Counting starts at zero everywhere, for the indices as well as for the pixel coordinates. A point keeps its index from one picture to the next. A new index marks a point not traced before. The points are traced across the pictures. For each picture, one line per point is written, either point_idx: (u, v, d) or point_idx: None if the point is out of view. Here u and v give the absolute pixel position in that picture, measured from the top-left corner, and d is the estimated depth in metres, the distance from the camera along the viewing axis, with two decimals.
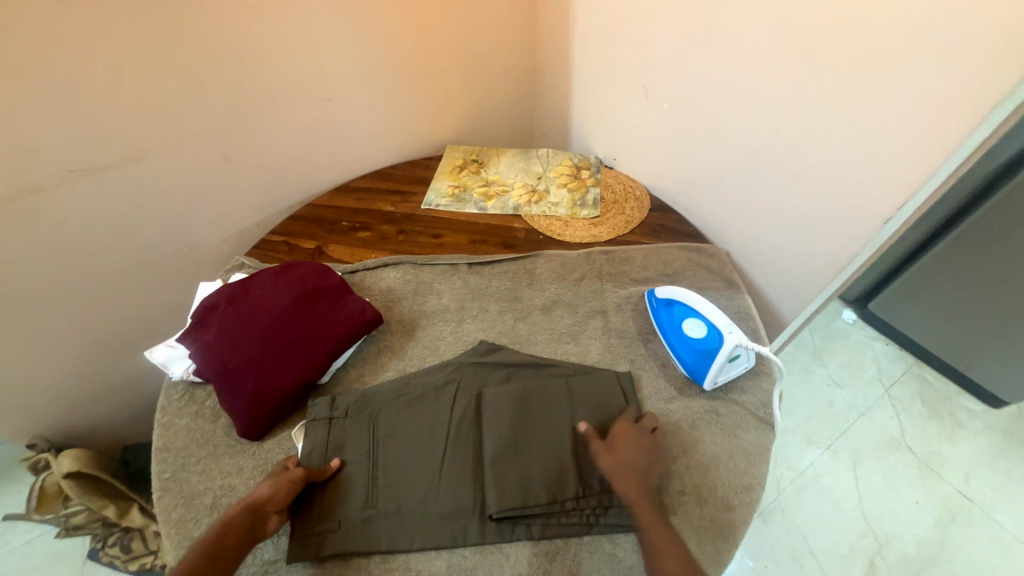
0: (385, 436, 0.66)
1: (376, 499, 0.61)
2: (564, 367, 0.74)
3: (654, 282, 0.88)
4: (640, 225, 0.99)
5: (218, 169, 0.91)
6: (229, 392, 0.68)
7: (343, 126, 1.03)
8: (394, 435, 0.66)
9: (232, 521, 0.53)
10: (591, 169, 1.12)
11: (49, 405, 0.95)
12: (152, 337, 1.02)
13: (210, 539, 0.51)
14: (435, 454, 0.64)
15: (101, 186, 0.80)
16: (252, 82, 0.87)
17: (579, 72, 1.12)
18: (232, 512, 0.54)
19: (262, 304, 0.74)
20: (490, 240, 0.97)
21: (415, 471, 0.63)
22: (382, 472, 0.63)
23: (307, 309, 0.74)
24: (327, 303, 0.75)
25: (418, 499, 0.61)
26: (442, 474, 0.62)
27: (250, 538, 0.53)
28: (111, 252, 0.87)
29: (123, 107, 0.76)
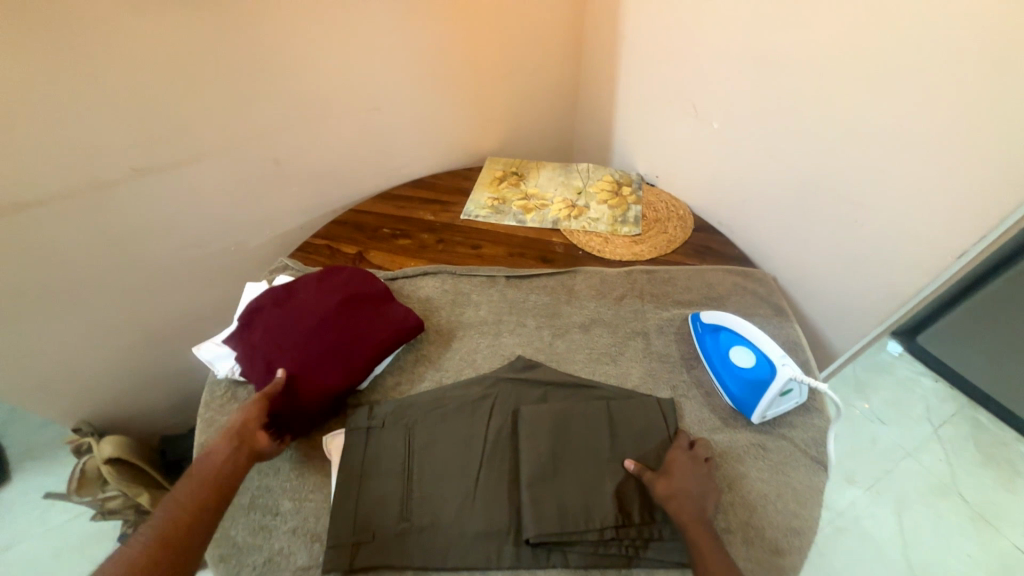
0: (421, 447, 0.65)
1: (410, 512, 0.60)
2: (603, 390, 0.72)
3: (697, 305, 0.86)
4: (683, 245, 0.97)
5: (269, 173, 0.94)
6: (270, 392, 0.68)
7: (389, 135, 1.05)
8: (430, 447, 0.65)
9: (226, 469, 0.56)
10: (633, 186, 1.10)
11: (97, 391, 0.99)
12: (196, 332, 1.06)
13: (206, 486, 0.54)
14: (471, 470, 0.63)
15: (162, 185, 0.84)
16: (307, 90, 0.90)
17: (623, 88, 1.11)
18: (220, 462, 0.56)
19: (307, 306, 0.75)
20: (529, 253, 0.96)
21: (450, 486, 0.62)
22: (416, 485, 0.62)
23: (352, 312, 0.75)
24: (369, 309, 0.76)
25: (453, 516, 0.59)
26: (477, 492, 0.61)
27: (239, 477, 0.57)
28: (165, 248, 0.90)
29: (187, 111, 0.80)
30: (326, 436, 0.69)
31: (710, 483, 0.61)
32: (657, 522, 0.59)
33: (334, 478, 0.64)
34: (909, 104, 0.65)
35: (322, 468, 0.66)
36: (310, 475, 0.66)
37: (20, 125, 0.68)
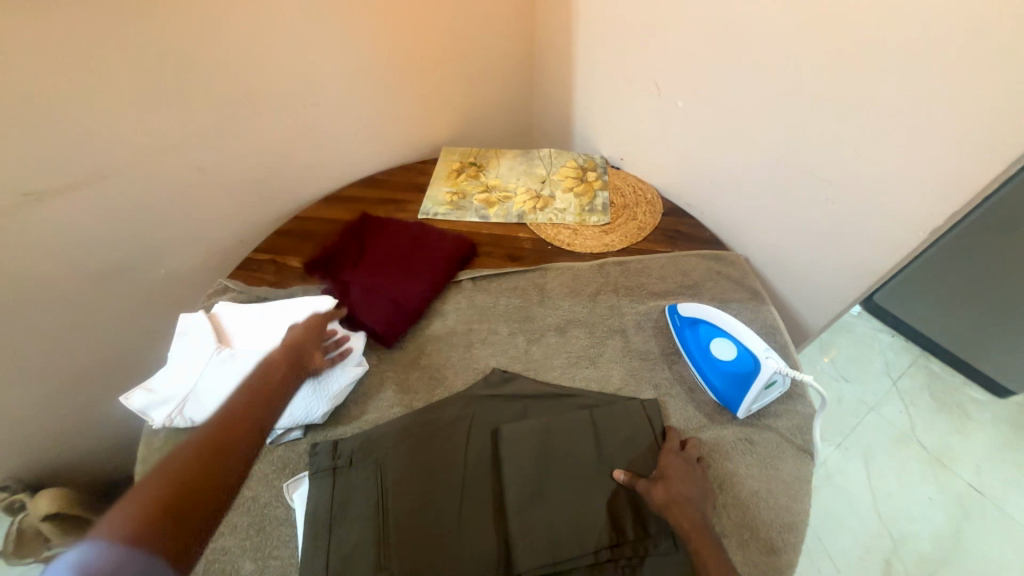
0: (395, 484, 0.60)
1: (389, 559, 0.55)
2: (586, 397, 0.69)
3: (673, 295, 0.83)
4: (654, 231, 0.93)
5: (194, 184, 0.83)
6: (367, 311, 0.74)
7: (330, 131, 0.94)
8: (406, 482, 0.60)
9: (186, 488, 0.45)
10: (598, 170, 1.05)
11: (17, 447, 0.86)
12: (129, 368, 0.94)
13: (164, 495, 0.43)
14: (452, 504, 0.59)
15: (60, 209, 0.71)
16: (226, 86, 0.77)
17: (581, 66, 1.04)
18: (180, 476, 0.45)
19: (373, 267, 0.80)
20: (495, 252, 0.89)
21: (432, 525, 0.57)
22: (394, 527, 0.57)
23: (412, 259, 0.82)
24: (428, 248, 0.84)
25: (437, 558, 0.55)
26: (460, 527, 0.57)
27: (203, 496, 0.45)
28: (76, 281, 0.78)
29: (82, 121, 0.67)
30: (287, 482, 0.62)
31: (704, 486, 0.59)
32: (652, 536, 0.57)
33: (300, 530, 0.58)
34: (883, 78, 0.62)
35: (286, 518, 0.60)
36: (273, 528, 0.59)
37: None
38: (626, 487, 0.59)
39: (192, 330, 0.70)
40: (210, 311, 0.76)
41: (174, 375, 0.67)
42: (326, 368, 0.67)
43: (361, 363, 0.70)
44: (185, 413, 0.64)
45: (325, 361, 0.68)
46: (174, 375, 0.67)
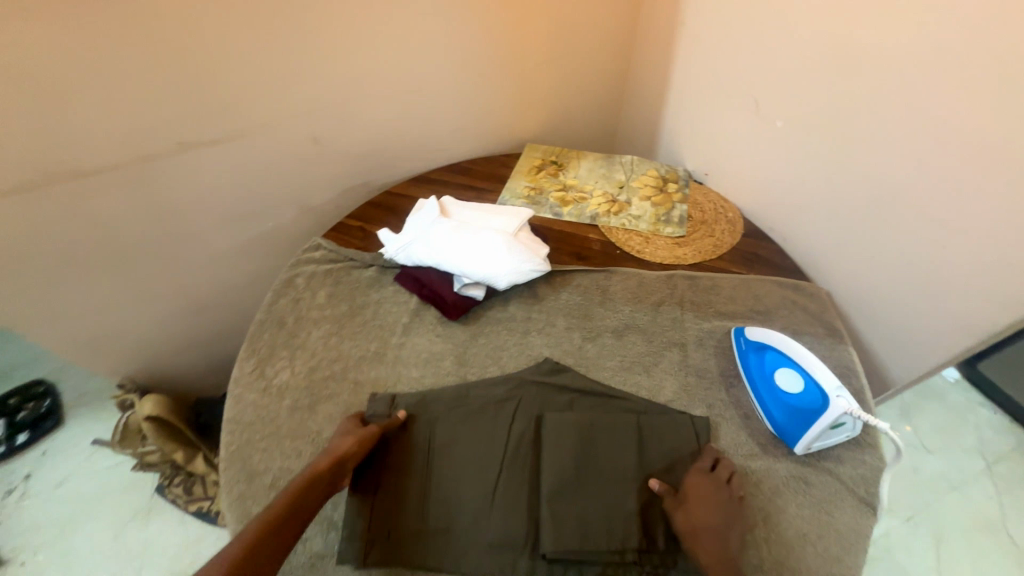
0: (442, 445, 0.65)
1: (427, 513, 0.60)
2: (635, 403, 0.69)
3: (741, 318, 0.80)
4: (729, 251, 0.91)
5: (308, 152, 0.93)
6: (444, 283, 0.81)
7: (428, 117, 1.01)
8: (452, 446, 0.65)
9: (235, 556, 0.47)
10: (679, 183, 1.03)
11: (138, 353, 1.03)
12: (229, 303, 1.07)
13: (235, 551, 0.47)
14: (489, 477, 0.62)
15: (202, 159, 0.83)
16: (348, 69, 0.86)
17: (677, 75, 1.03)
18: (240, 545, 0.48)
19: None
20: (563, 249, 0.91)
21: (470, 491, 0.61)
22: (434, 485, 0.62)
23: None
24: None
25: (471, 523, 0.59)
26: (496, 498, 0.60)
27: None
28: (205, 221, 0.91)
29: (231, 87, 0.79)
30: None
31: (734, 513, 0.58)
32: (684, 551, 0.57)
33: None
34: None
35: None
36: None
37: (64, 92, 0.67)
38: (659, 498, 0.60)
39: (425, 207, 0.89)
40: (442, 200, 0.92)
41: (408, 225, 0.87)
42: (528, 245, 0.84)
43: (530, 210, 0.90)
44: (409, 255, 0.83)
45: (497, 208, 0.89)
46: (411, 228, 0.86)
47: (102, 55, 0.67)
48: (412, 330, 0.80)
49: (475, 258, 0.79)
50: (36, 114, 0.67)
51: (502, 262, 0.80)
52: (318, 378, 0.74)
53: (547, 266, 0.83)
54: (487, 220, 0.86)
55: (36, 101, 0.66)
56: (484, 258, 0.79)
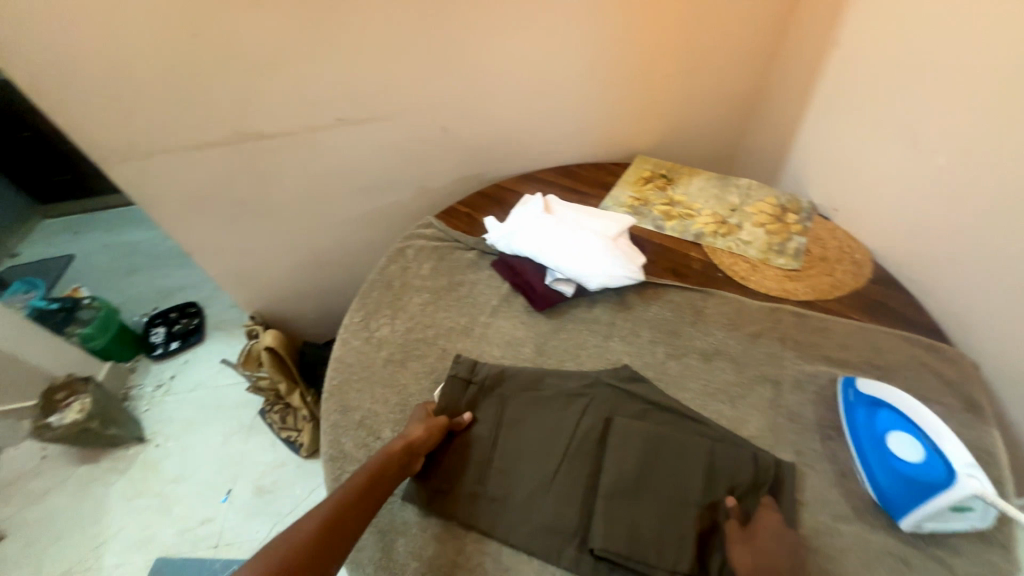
0: (510, 422, 0.68)
1: (487, 480, 0.63)
2: (710, 428, 0.66)
3: (853, 369, 0.72)
4: (851, 295, 0.82)
5: (435, 139, 1.02)
6: (538, 278, 0.85)
7: (548, 119, 1.04)
8: (518, 424, 0.68)
9: (306, 524, 0.52)
10: (801, 215, 0.95)
11: (270, 291, 1.23)
12: (344, 262, 1.22)
13: (316, 522, 0.52)
14: (549, 461, 0.64)
15: (351, 136, 0.96)
16: (484, 69, 0.92)
17: (820, 99, 0.94)
18: (313, 516, 0.53)
19: None
20: (660, 262, 0.89)
21: (529, 469, 0.64)
22: (498, 456, 0.65)
23: None
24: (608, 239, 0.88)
25: (524, 498, 0.62)
26: (552, 482, 0.62)
27: (326, 545, 0.51)
28: (342, 189, 1.05)
29: (385, 77, 0.89)
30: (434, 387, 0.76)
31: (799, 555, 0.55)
32: None
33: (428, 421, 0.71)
34: None
35: None
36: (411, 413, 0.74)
37: (263, 71, 0.82)
38: (717, 526, 0.57)
39: (530, 202, 0.93)
40: (546, 198, 0.95)
41: (512, 217, 0.92)
42: (627, 252, 0.84)
43: (631, 218, 0.91)
44: (511, 244, 0.88)
45: (600, 213, 0.91)
46: (515, 219, 0.90)
47: (290, 42, 0.80)
48: (500, 314, 0.84)
49: (575, 258, 0.81)
50: (241, 86, 0.83)
51: (602, 265, 0.81)
52: (412, 338, 0.82)
53: (641, 276, 0.82)
54: (589, 222, 0.88)
55: (240, 75, 0.81)
56: (585, 260, 0.81)
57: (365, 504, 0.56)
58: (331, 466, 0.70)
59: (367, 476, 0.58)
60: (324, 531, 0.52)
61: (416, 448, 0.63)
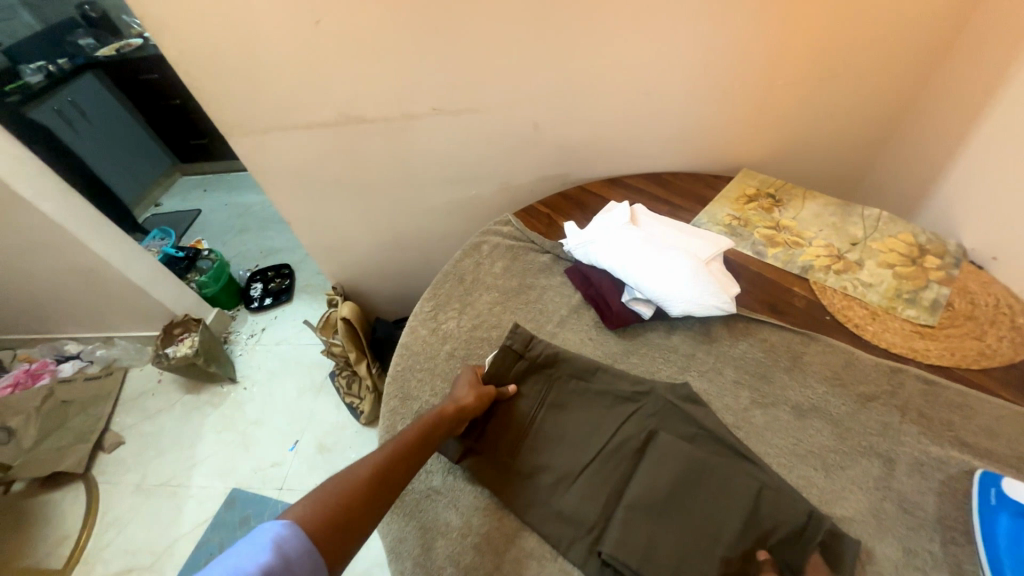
0: (552, 408, 0.69)
1: (518, 455, 0.66)
2: (769, 476, 0.59)
3: (999, 463, 0.58)
4: (1004, 368, 0.66)
5: (526, 135, 0.99)
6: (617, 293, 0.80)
7: (647, 124, 0.97)
8: (561, 414, 0.68)
9: (364, 463, 0.55)
10: (945, 259, 0.79)
11: (352, 266, 1.30)
12: (422, 248, 1.26)
13: (379, 462, 0.55)
14: (582, 456, 0.64)
15: (443, 126, 0.96)
16: (585, 66, 0.87)
17: (994, 120, 0.76)
18: (371, 457, 0.56)
19: None
20: (756, 293, 0.79)
21: (561, 460, 0.64)
22: (533, 434, 0.67)
23: None
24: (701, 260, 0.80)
25: (549, 485, 0.63)
26: (579, 478, 0.62)
27: (379, 484, 0.54)
28: (429, 177, 1.07)
29: (483, 70, 0.87)
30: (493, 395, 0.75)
31: None
32: None
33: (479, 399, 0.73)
34: None
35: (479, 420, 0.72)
36: None
37: (370, 59, 0.85)
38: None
39: (616, 210, 0.87)
40: (633, 207, 0.89)
41: (594, 224, 0.87)
42: (722, 277, 0.76)
43: (729, 240, 0.82)
44: (590, 253, 0.83)
45: (693, 230, 0.83)
46: (598, 227, 0.85)
47: (398, 30, 0.81)
48: (568, 325, 0.80)
49: (663, 278, 0.75)
50: (350, 72, 0.86)
51: (692, 289, 0.74)
52: (477, 336, 0.82)
53: (733, 308, 0.74)
54: (680, 239, 0.80)
55: (350, 61, 0.85)
56: (674, 282, 0.74)
57: (417, 454, 0.59)
58: None
59: (420, 429, 0.60)
60: (378, 476, 0.54)
61: (466, 410, 0.65)
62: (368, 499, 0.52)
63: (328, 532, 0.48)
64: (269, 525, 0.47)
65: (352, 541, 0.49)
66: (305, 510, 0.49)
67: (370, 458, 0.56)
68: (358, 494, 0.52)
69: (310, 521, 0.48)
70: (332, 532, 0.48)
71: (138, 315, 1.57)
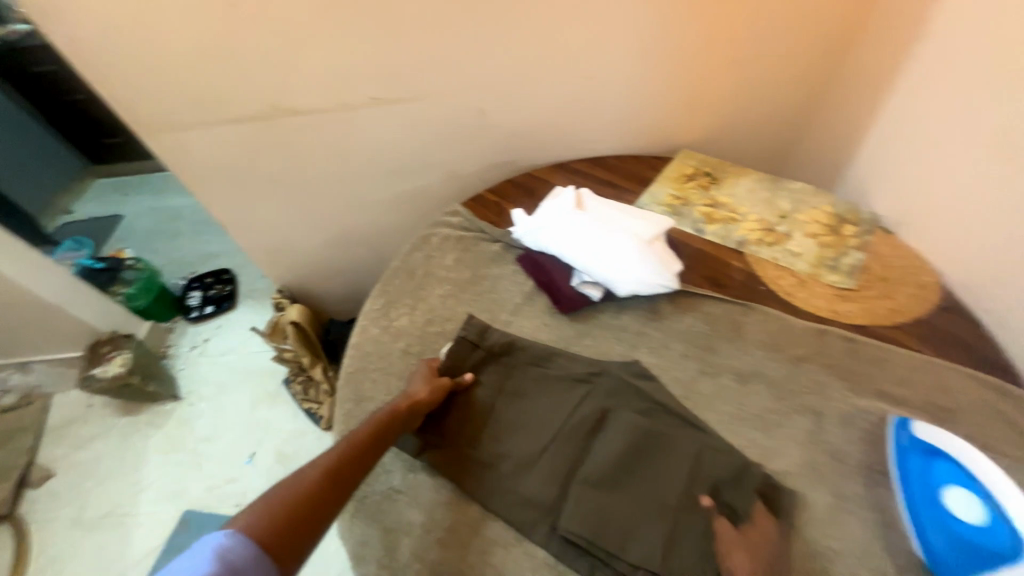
0: (510, 395, 0.70)
1: (477, 444, 0.66)
2: (715, 441, 0.63)
3: (909, 408, 0.65)
4: (912, 322, 0.74)
5: (469, 123, 0.97)
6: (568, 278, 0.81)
7: (589, 108, 0.98)
8: (518, 400, 0.69)
9: (315, 465, 0.53)
10: (860, 227, 0.86)
11: (297, 267, 1.24)
12: (370, 244, 1.21)
13: (330, 462, 0.54)
14: (541, 440, 0.65)
15: (382, 116, 0.93)
16: (524, 51, 0.86)
17: (897, 96, 0.83)
18: (322, 457, 0.54)
19: None
20: (697, 269, 0.83)
21: (520, 445, 0.65)
22: (492, 424, 0.68)
23: None
24: None
25: (509, 471, 0.63)
26: (538, 460, 0.64)
27: (331, 483, 0.52)
28: (372, 170, 1.03)
29: (419, 56, 0.84)
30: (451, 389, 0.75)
31: None
32: None
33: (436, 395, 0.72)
34: None
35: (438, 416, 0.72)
36: None
37: (297, 46, 0.79)
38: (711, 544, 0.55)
39: (562, 196, 0.88)
40: (578, 192, 0.90)
41: (542, 210, 0.87)
42: (664, 256, 0.79)
43: (670, 220, 0.85)
44: (539, 240, 0.83)
45: (636, 211, 0.85)
46: (546, 213, 0.85)
47: (323, 14, 0.76)
48: (522, 313, 0.81)
49: (611, 260, 0.77)
50: (275, 60, 0.81)
51: (638, 269, 0.76)
52: (430, 332, 0.80)
53: (677, 285, 0.77)
54: (624, 222, 0.83)
55: (275, 48, 0.79)
56: (620, 264, 0.77)
57: (370, 450, 0.58)
58: None
59: (374, 425, 0.60)
60: (330, 475, 0.53)
61: (421, 404, 0.65)
62: (320, 497, 0.50)
63: (278, 536, 0.46)
64: (212, 535, 0.45)
65: (306, 540, 0.47)
66: (252, 516, 0.47)
67: (321, 458, 0.54)
68: (309, 493, 0.50)
69: (258, 527, 0.46)
70: (283, 535, 0.46)
71: (57, 335, 1.42)
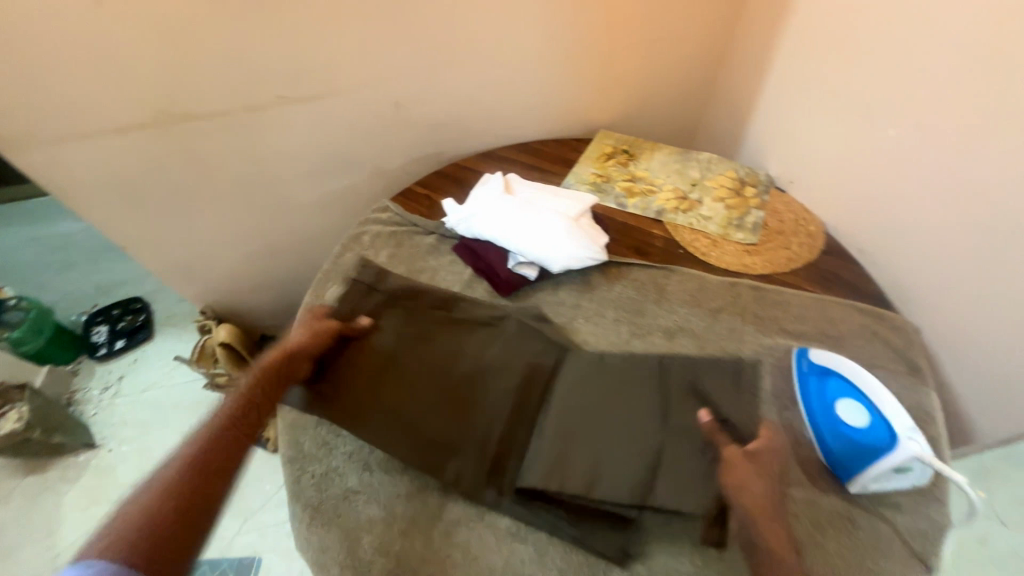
0: (415, 343, 0.70)
1: (382, 392, 0.66)
2: (640, 370, 0.68)
3: (809, 340, 0.75)
4: (805, 267, 0.84)
5: (388, 117, 0.95)
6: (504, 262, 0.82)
7: (507, 95, 1.00)
8: (424, 347, 0.70)
9: (181, 465, 0.52)
10: (759, 187, 0.96)
11: (219, 284, 1.15)
12: (298, 251, 1.15)
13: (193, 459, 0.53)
14: (455, 386, 0.67)
15: (294, 113, 0.88)
16: (437, 40, 0.86)
17: (776, 69, 0.94)
18: (190, 453, 0.54)
19: None
20: (623, 240, 0.88)
21: (432, 392, 0.66)
22: (394, 369, 0.67)
23: None
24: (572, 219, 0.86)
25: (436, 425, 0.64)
26: (455, 406, 0.65)
27: (201, 480, 0.52)
28: (290, 172, 0.98)
29: (327, 49, 0.81)
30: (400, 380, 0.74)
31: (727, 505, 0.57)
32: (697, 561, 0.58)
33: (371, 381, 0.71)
34: None
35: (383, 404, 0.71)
36: None
37: (187, 43, 0.74)
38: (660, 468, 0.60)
39: (490, 182, 0.89)
40: (505, 177, 0.92)
41: (471, 198, 0.88)
42: (591, 231, 0.84)
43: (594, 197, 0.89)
44: (472, 227, 0.84)
45: (561, 191, 0.89)
46: (475, 201, 0.87)
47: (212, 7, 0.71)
48: None
49: (541, 240, 0.80)
50: (163, 58, 0.74)
51: (567, 246, 0.80)
52: None
53: (604, 257, 0.82)
54: (551, 202, 0.86)
55: (162, 45, 0.73)
56: (550, 242, 0.80)
57: (245, 436, 0.57)
58: (290, 468, 0.65)
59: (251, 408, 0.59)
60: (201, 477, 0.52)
61: (299, 346, 0.66)
62: (189, 506, 0.50)
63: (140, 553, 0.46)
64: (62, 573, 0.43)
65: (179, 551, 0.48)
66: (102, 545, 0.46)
67: (182, 459, 0.53)
68: (176, 505, 0.50)
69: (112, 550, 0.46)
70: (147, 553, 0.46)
71: None
